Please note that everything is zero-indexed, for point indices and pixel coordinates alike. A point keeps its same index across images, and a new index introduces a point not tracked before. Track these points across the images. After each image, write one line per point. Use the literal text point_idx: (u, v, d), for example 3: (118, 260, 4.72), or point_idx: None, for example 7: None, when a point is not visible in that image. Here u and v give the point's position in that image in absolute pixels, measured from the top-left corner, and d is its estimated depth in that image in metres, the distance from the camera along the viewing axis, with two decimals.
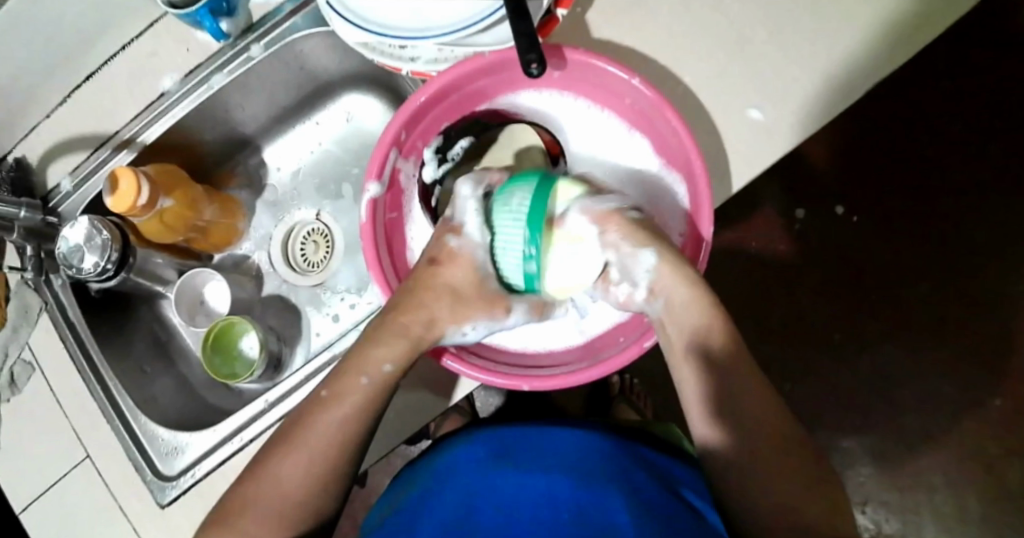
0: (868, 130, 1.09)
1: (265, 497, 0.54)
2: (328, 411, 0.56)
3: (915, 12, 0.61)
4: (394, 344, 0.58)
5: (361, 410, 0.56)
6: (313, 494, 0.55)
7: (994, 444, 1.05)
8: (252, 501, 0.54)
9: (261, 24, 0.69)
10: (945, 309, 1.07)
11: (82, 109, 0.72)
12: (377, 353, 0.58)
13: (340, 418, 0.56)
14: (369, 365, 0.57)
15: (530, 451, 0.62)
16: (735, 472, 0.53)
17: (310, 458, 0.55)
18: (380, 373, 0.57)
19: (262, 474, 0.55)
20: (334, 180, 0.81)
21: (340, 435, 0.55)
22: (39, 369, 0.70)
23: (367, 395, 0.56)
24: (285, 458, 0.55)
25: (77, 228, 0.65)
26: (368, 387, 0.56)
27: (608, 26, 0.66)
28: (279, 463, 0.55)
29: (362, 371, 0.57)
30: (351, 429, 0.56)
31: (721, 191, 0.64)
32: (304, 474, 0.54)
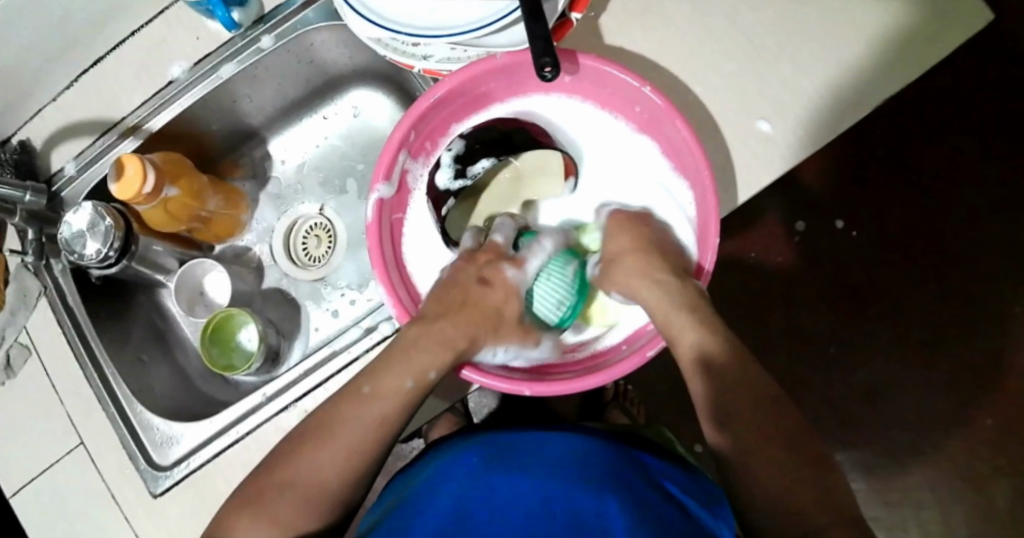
0: (871, 146, 1.09)
1: (302, 488, 0.52)
2: (374, 409, 0.55)
3: (926, 30, 0.61)
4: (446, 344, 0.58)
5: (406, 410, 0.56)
6: (349, 490, 0.54)
7: (983, 462, 1.06)
8: (289, 493, 0.52)
9: (272, 15, 0.68)
10: (940, 325, 1.08)
11: (90, 93, 0.71)
12: (426, 353, 0.57)
13: (386, 417, 0.55)
14: (418, 366, 0.57)
15: (527, 455, 0.62)
16: (733, 473, 0.52)
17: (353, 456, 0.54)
18: (427, 375, 0.57)
19: (301, 463, 0.53)
20: (338, 176, 0.81)
21: (384, 434, 0.55)
22: (36, 353, 0.69)
23: (413, 397, 0.56)
24: (327, 453, 0.53)
25: (80, 214, 0.64)
26: (416, 388, 0.56)
27: (621, 33, 0.66)
28: (319, 455, 0.53)
29: (409, 371, 0.56)
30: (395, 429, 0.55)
31: (727, 202, 0.64)
32: (345, 471, 0.53)
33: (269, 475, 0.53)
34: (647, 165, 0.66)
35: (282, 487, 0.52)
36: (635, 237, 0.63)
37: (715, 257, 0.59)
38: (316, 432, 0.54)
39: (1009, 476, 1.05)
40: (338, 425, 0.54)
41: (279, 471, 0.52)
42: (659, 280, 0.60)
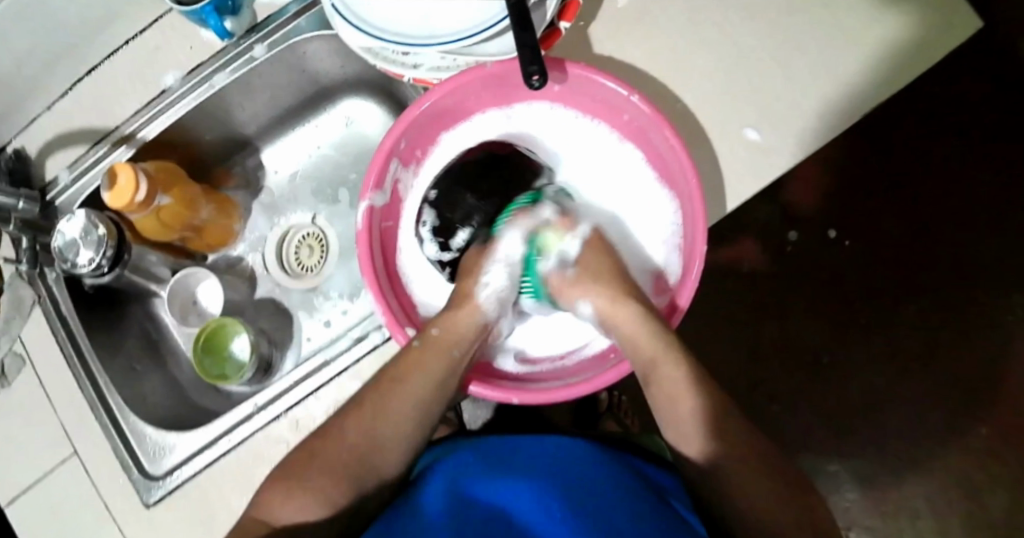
0: (862, 155, 1.10)
1: (341, 463, 0.56)
2: (405, 386, 0.58)
3: (912, 40, 0.62)
4: (470, 324, 0.62)
5: (438, 386, 0.59)
6: (386, 463, 0.58)
7: (980, 472, 1.05)
8: (330, 466, 0.55)
9: (265, 25, 0.69)
10: (934, 334, 1.08)
11: (85, 103, 0.72)
12: (450, 331, 0.61)
13: (418, 393, 0.58)
14: (444, 344, 0.60)
15: (531, 457, 0.62)
16: (722, 489, 0.54)
17: (388, 432, 0.57)
18: (452, 351, 0.60)
19: (340, 439, 0.57)
20: (330, 185, 0.82)
21: (417, 409, 0.58)
22: (29, 362, 0.70)
23: (444, 373, 0.59)
24: (361, 428, 0.57)
25: (73, 222, 0.65)
26: (446, 362, 0.59)
27: (610, 42, 0.67)
28: (357, 431, 0.57)
29: (437, 349, 0.59)
30: (428, 405, 0.59)
31: (716, 209, 0.65)
32: (381, 445, 0.57)
33: (311, 450, 0.57)
34: (633, 173, 0.67)
35: (323, 462, 0.56)
36: (613, 264, 0.64)
37: (703, 265, 0.59)
38: (355, 410, 0.58)
39: (1005, 485, 1.05)
40: (373, 403, 0.58)
41: (319, 446, 0.57)
42: (635, 307, 0.60)
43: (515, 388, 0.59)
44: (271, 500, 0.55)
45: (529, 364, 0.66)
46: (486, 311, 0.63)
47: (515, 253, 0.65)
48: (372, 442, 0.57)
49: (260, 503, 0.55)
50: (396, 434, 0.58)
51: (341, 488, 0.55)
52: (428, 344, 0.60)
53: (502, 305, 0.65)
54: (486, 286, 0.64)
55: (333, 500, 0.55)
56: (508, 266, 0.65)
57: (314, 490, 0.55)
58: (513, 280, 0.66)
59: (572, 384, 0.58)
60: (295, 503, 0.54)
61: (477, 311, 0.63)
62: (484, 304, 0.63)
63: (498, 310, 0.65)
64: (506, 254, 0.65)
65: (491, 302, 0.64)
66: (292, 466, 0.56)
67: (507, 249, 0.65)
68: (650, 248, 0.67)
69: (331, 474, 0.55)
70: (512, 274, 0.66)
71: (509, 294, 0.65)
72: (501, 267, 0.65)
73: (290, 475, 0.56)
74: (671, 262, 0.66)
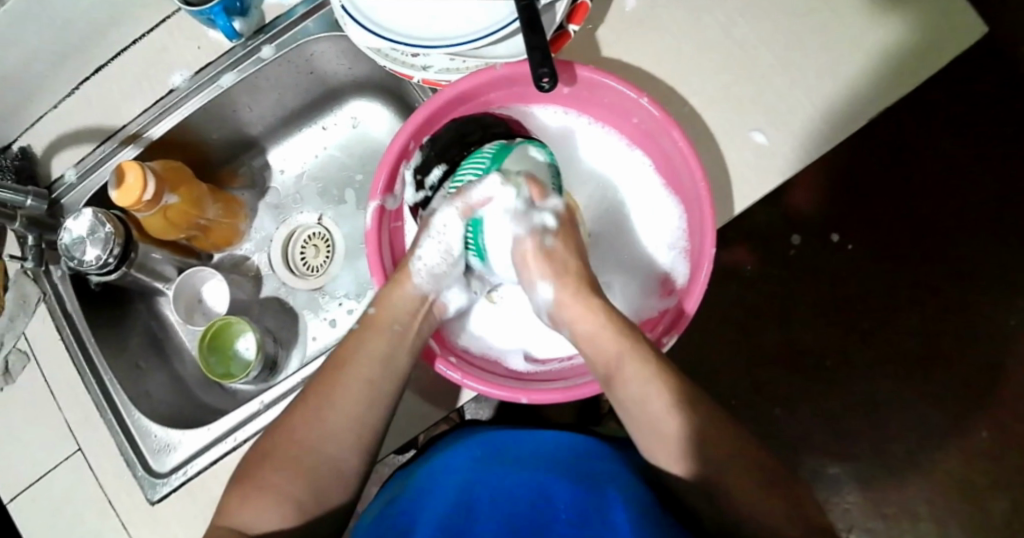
0: (866, 160, 1.10)
1: (291, 458, 0.54)
2: (348, 371, 0.57)
3: (918, 46, 0.62)
4: (407, 299, 0.60)
5: (385, 367, 0.58)
6: (342, 454, 0.55)
7: (980, 475, 1.06)
8: (280, 461, 0.54)
9: (273, 25, 0.69)
10: (936, 338, 1.08)
11: (92, 101, 0.72)
12: (387, 308, 0.59)
13: (361, 375, 0.57)
14: (381, 322, 0.59)
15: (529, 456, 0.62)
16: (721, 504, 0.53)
17: (336, 420, 0.55)
18: (393, 327, 0.59)
19: (287, 435, 0.55)
20: (336, 186, 0.82)
21: (366, 393, 0.56)
22: (33, 359, 0.69)
23: (388, 353, 0.58)
24: (306, 420, 0.55)
25: (81, 220, 0.65)
26: (387, 337, 0.59)
27: (618, 45, 0.67)
28: (302, 424, 0.55)
29: (376, 328, 0.59)
30: (377, 388, 0.57)
31: (723, 213, 0.65)
32: (331, 437, 0.55)
33: (263, 449, 0.55)
34: (642, 181, 0.67)
35: (274, 459, 0.54)
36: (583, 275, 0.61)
37: (711, 267, 0.59)
38: (299, 406, 0.56)
39: (1006, 489, 1.05)
40: (317, 394, 0.56)
41: (270, 444, 0.55)
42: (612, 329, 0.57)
43: (521, 388, 0.59)
44: (230, 504, 0.54)
45: (537, 364, 0.65)
46: (419, 285, 0.60)
47: (450, 232, 0.61)
48: (322, 433, 0.55)
49: (223, 508, 0.54)
50: (346, 422, 0.55)
51: (293, 483, 0.53)
52: (367, 325, 0.59)
53: (438, 279, 0.62)
54: (420, 261, 0.61)
55: (290, 495, 0.53)
56: (443, 244, 0.61)
57: (269, 487, 0.53)
58: (451, 258, 0.62)
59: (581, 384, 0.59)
60: (252, 502, 0.53)
61: (410, 288, 0.60)
62: (416, 279, 0.60)
63: (433, 284, 0.61)
64: (441, 230, 0.61)
65: (423, 276, 0.61)
66: (248, 468, 0.55)
67: (442, 226, 0.60)
68: (653, 256, 0.67)
69: (282, 470, 0.54)
70: (450, 251, 0.61)
71: (446, 269, 0.62)
72: (435, 243, 0.61)
73: (245, 477, 0.54)
74: (678, 270, 0.65)
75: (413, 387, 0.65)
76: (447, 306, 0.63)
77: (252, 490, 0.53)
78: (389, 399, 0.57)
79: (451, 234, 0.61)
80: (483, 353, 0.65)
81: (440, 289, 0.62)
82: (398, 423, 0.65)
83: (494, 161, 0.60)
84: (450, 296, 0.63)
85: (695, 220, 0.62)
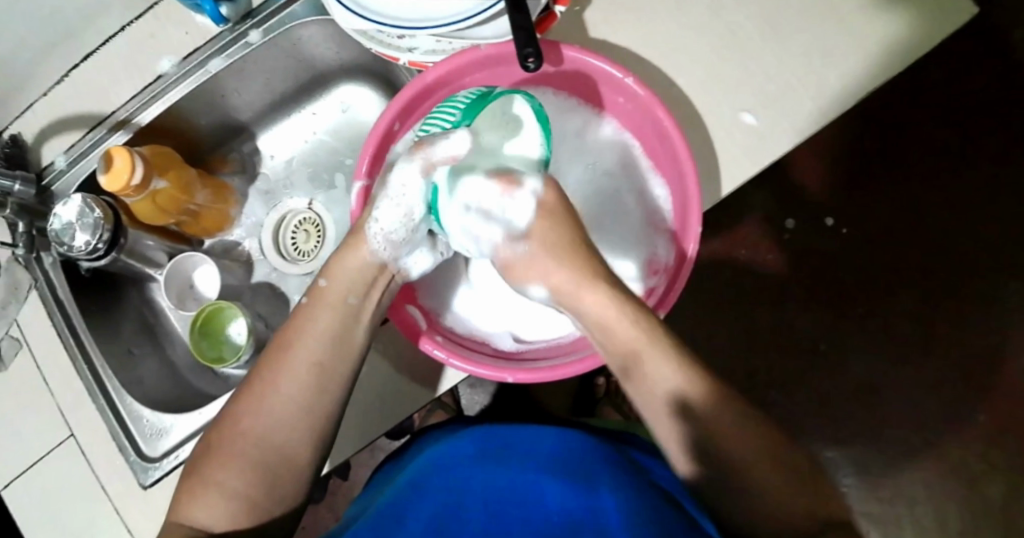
0: (861, 142, 1.10)
1: (237, 450, 0.52)
2: (296, 353, 0.55)
3: (907, 25, 0.62)
4: (361, 267, 0.58)
5: (333, 346, 0.56)
6: (292, 444, 0.54)
7: (974, 459, 1.06)
8: (226, 455, 0.52)
9: (261, 10, 0.69)
10: (931, 321, 1.08)
11: (81, 88, 0.72)
12: (338, 281, 0.58)
13: (308, 357, 0.55)
14: (331, 296, 0.57)
15: (518, 451, 0.61)
16: (728, 481, 0.50)
17: (282, 408, 0.53)
18: (346, 300, 0.57)
19: (233, 426, 0.54)
20: (326, 170, 0.82)
21: (314, 375, 0.55)
22: (26, 346, 0.70)
23: (337, 331, 0.56)
24: (252, 411, 0.54)
25: (69, 206, 0.65)
26: (336, 313, 0.57)
27: (606, 26, 0.67)
28: (249, 412, 0.54)
29: (325, 302, 0.57)
30: (327, 371, 0.55)
31: (711, 193, 0.65)
32: (279, 426, 0.53)
33: (211, 440, 0.54)
34: (629, 163, 0.67)
35: (222, 454, 0.53)
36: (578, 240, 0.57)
37: (696, 247, 0.60)
38: (245, 392, 0.55)
39: (1002, 471, 1.05)
40: (264, 379, 0.54)
41: (217, 437, 0.54)
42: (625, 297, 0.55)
43: (508, 367, 0.59)
44: (179, 500, 0.52)
45: (523, 344, 0.65)
46: (376, 252, 0.58)
47: (409, 192, 0.58)
48: (269, 423, 0.53)
49: (174, 505, 0.53)
50: (292, 407, 0.54)
51: (241, 477, 0.52)
52: (316, 299, 0.57)
53: (396, 245, 0.59)
54: (377, 224, 0.58)
55: (239, 490, 0.51)
56: (402, 208, 0.58)
57: (217, 482, 0.52)
58: (411, 222, 0.59)
59: (568, 362, 0.59)
60: (201, 498, 0.51)
61: (365, 252, 0.58)
62: (373, 244, 0.58)
63: (391, 251, 0.59)
64: (400, 190, 0.58)
65: (381, 242, 0.58)
66: (197, 462, 0.53)
67: (402, 185, 0.58)
68: (638, 240, 0.67)
69: (228, 464, 0.52)
70: (410, 214, 0.59)
71: (404, 236, 0.59)
72: (394, 205, 0.58)
73: (194, 471, 0.53)
74: (660, 251, 0.65)
75: (402, 369, 0.65)
76: (409, 272, 0.62)
77: (199, 489, 0.52)
78: (341, 381, 0.56)
79: (411, 196, 0.58)
80: (469, 335, 0.65)
81: (398, 256, 0.60)
82: (386, 405, 0.65)
83: (466, 114, 0.59)
84: (412, 260, 0.62)
85: (678, 200, 0.62)
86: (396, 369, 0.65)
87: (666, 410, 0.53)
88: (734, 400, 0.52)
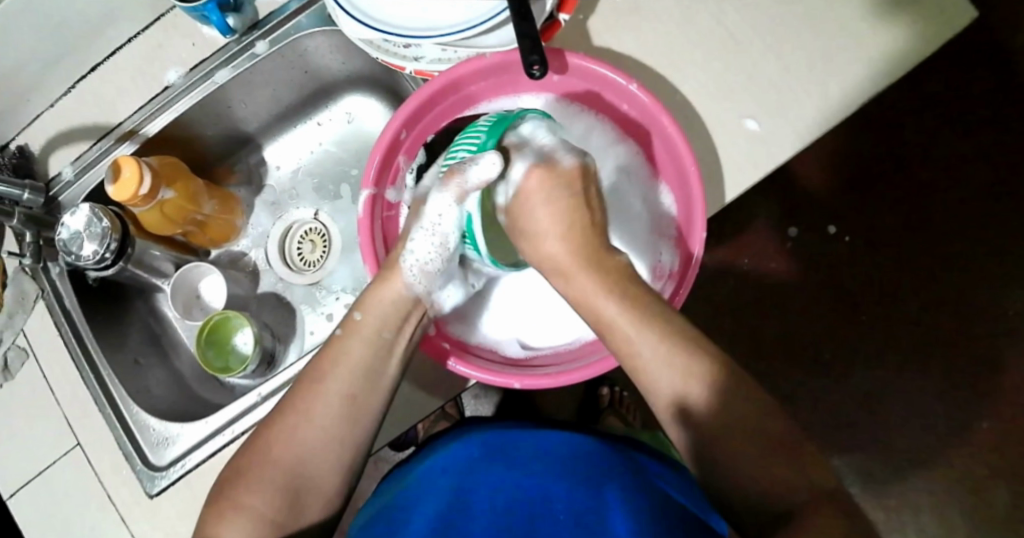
0: (861, 151, 1.10)
1: (266, 477, 0.53)
2: (329, 383, 0.55)
3: (906, 32, 0.63)
4: (395, 300, 0.59)
5: (367, 378, 0.56)
6: (320, 471, 0.54)
7: (981, 467, 1.06)
8: (255, 480, 0.53)
9: (267, 21, 0.70)
10: (936, 328, 1.08)
11: (88, 98, 0.73)
12: (372, 314, 0.58)
13: (342, 389, 0.55)
14: (366, 330, 0.58)
15: (524, 456, 0.61)
16: (739, 475, 0.50)
17: (314, 438, 0.54)
18: (380, 334, 0.58)
19: (261, 454, 0.54)
20: (332, 181, 0.83)
21: (346, 407, 0.55)
22: (32, 356, 0.70)
23: (371, 363, 0.57)
24: (284, 437, 0.54)
25: (77, 216, 0.65)
26: (373, 346, 0.57)
27: (609, 35, 0.67)
28: (279, 441, 0.54)
29: (360, 335, 0.57)
30: (361, 401, 0.56)
31: (716, 198, 0.65)
32: (308, 453, 0.54)
33: (239, 464, 0.54)
34: (632, 169, 0.67)
35: (249, 478, 0.53)
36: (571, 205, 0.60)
37: (702, 251, 0.60)
38: (276, 421, 0.55)
39: (1008, 478, 1.05)
40: (296, 409, 0.55)
41: (246, 462, 0.54)
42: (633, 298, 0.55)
43: (515, 373, 0.59)
44: (207, 523, 0.53)
45: (533, 350, 0.65)
46: (411, 284, 0.59)
47: (445, 222, 0.60)
48: (297, 451, 0.53)
49: (201, 529, 0.53)
50: (324, 437, 0.54)
51: (268, 503, 0.52)
52: (351, 332, 0.58)
53: (431, 277, 0.60)
54: (411, 255, 0.60)
55: (265, 516, 0.52)
56: (437, 236, 0.60)
57: (245, 506, 0.52)
58: (446, 251, 0.61)
59: (579, 367, 0.59)
60: (229, 521, 0.52)
61: (400, 285, 0.59)
62: (408, 277, 0.59)
63: (426, 283, 0.60)
64: (435, 220, 0.60)
65: (415, 273, 0.60)
66: (224, 484, 0.54)
67: (437, 216, 0.59)
68: (644, 246, 0.67)
69: (255, 489, 0.52)
70: (443, 243, 0.60)
71: (440, 265, 0.61)
72: (428, 236, 0.60)
73: (221, 495, 0.53)
74: (666, 258, 0.65)
75: (410, 378, 0.64)
76: (442, 305, 0.63)
77: (226, 514, 0.52)
78: (373, 413, 0.56)
79: (445, 224, 0.60)
80: (478, 343, 0.65)
81: (432, 288, 0.61)
82: (394, 413, 0.64)
83: (490, 136, 0.59)
84: (446, 293, 0.63)
85: (683, 204, 0.62)
86: (404, 377, 0.64)
87: (671, 412, 0.53)
88: (750, 403, 0.51)
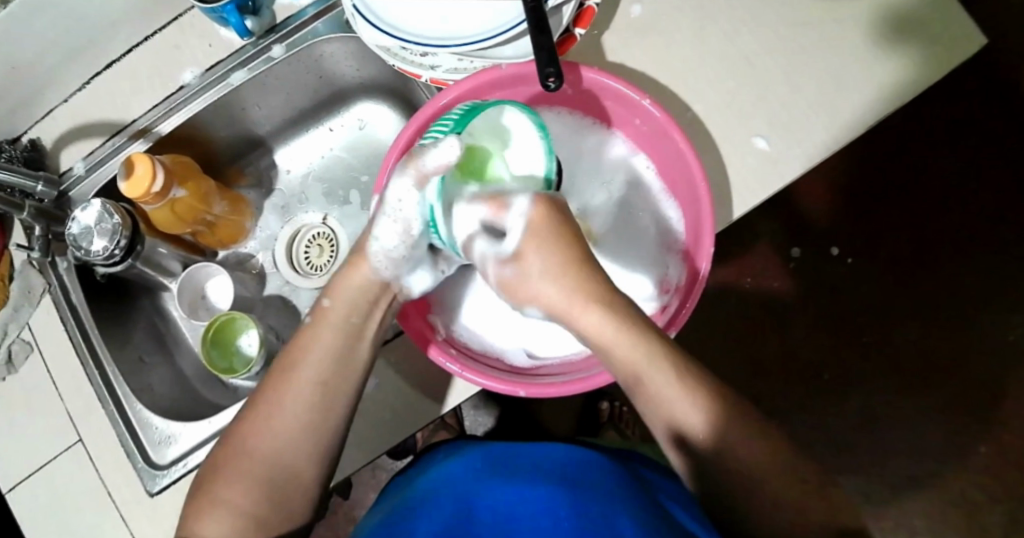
0: (866, 175, 1.11)
1: (244, 468, 0.53)
2: (298, 371, 0.56)
3: (916, 58, 0.64)
4: (363, 286, 0.59)
5: (337, 365, 0.57)
6: (297, 460, 0.55)
7: (977, 492, 1.06)
8: (232, 474, 0.53)
9: (283, 26, 0.71)
10: (936, 353, 1.08)
11: (102, 95, 0.73)
12: (341, 300, 0.59)
13: (312, 377, 0.56)
14: (334, 316, 0.58)
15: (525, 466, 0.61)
16: (744, 496, 0.51)
17: (287, 428, 0.55)
18: (348, 320, 0.58)
19: (237, 449, 0.54)
20: (342, 186, 0.83)
21: (317, 394, 0.56)
22: (37, 350, 0.69)
23: (343, 349, 0.57)
24: (258, 429, 0.55)
25: (88, 211, 0.65)
26: (342, 331, 0.58)
27: (623, 50, 0.68)
28: (255, 432, 0.55)
29: (327, 322, 0.58)
30: (332, 387, 0.56)
31: (723, 216, 0.65)
32: (283, 444, 0.54)
33: (218, 458, 0.55)
34: (642, 184, 0.67)
35: (226, 472, 0.54)
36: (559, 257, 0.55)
37: (708, 267, 0.60)
38: (249, 412, 0.56)
39: (1004, 504, 1.05)
40: (269, 401, 0.55)
41: (225, 456, 0.55)
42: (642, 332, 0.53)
43: (520, 381, 0.59)
44: (188, 516, 0.54)
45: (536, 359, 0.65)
46: (377, 269, 0.59)
47: (406, 207, 0.58)
48: (274, 442, 0.54)
49: (184, 522, 0.54)
50: (298, 427, 0.55)
51: (246, 495, 0.53)
52: (318, 318, 0.58)
53: (396, 263, 0.59)
54: (377, 243, 0.59)
55: (245, 507, 0.53)
56: (400, 222, 0.58)
57: (224, 499, 0.53)
58: (410, 238, 0.59)
59: (586, 375, 0.59)
60: (208, 515, 0.53)
61: (367, 269, 0.60)
62: (373, 262, 0.59)
63: (392, 268, 0.60)
64: (396, 205, 0.58)
65: (381, 259, 0.59)
66: (205, 479, 0.54)
67: (398, 200, 0.57)
68: (651, 261, 0.67)
69: (232, 483, 0.53)
70: (408, 229, 0.59)
71: (405, 253, 0.59)
72: (392, 221, 0.58)
73: (201, 490, 0.54)
74: (673, 273, 0.65)
75: (416, 385, 0.64)
76: (411, 290, 0.61)
77: (206, 507, 0.53)
78: (346, 398, 0.56)
79: (406, 210, 0.58)
80: (482, 348, 0.65)
81: (400, 274, 0.60)
82: (398, 418, 0.64)
83: (457, 124, 0.57)
84: (413, 278, 0.61)
85: (692, 221, 0.63)
86: (408, 383, 0.64)
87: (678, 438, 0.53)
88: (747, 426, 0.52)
